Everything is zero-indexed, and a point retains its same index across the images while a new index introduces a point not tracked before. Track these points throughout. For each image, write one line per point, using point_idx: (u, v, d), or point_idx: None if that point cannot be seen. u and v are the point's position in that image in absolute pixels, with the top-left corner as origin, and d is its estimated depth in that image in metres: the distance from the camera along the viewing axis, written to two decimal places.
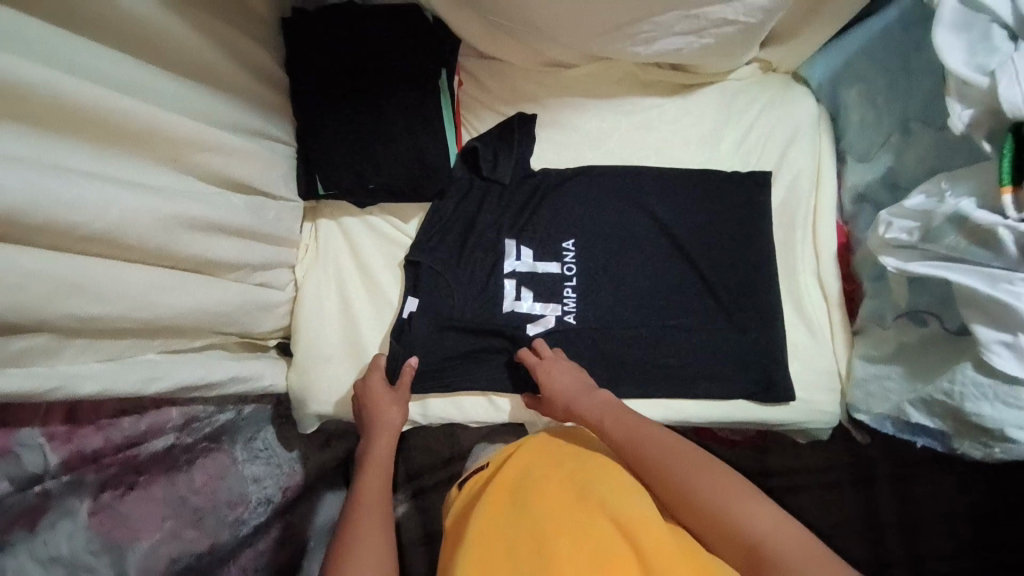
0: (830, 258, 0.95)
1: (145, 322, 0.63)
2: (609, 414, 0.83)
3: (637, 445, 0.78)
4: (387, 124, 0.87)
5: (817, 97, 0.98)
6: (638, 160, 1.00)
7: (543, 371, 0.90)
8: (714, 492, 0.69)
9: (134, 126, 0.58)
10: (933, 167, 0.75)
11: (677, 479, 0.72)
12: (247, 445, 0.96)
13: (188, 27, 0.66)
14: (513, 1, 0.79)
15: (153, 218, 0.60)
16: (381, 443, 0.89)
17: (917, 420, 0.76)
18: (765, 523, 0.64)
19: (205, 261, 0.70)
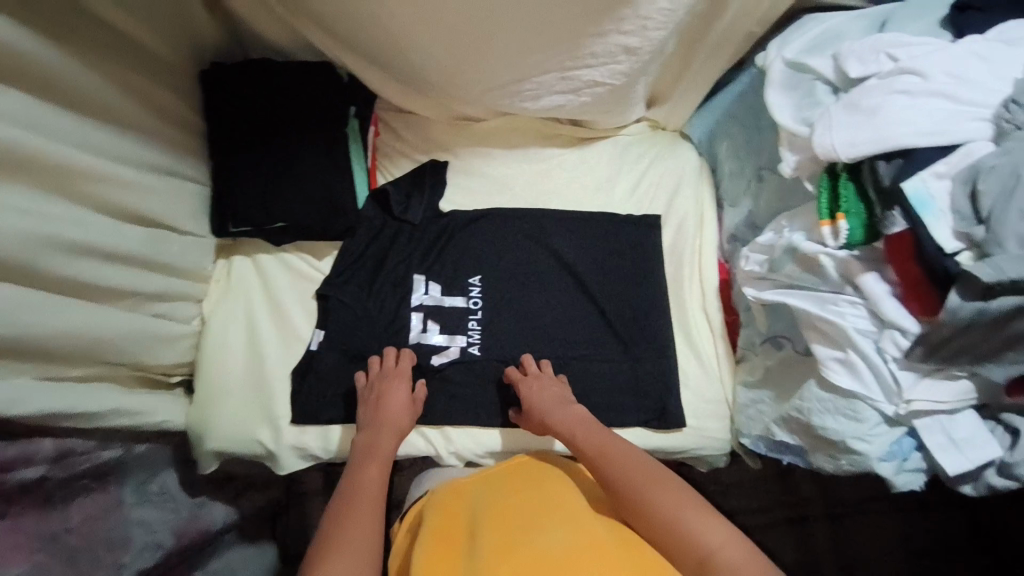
0: (714, 293, 1.03)
1: (15, 337, 0.66)
2: (579, 424, 0.87)
3: (613, 457, 0.80)
4: (296, 167, 0.93)
5: (699, 151, 1.09)
6: (541, 204, 1.08)
7: (528, 384, 0.95)
8: (670, 505, 0.71)
9: (20, 156, 0.62)
10: (775, 207, 0.86)
11: (642, 491, 0.74)
12: (137, 488, 0.98)
13: (95, 73, 0.71)
14: (411, 61, 0.87)
15: (28, 236, 0.64)
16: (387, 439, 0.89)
17: (781, 437, 0.82)
18: (722, 535, 0.67)
19: (83, 285, 0.74)
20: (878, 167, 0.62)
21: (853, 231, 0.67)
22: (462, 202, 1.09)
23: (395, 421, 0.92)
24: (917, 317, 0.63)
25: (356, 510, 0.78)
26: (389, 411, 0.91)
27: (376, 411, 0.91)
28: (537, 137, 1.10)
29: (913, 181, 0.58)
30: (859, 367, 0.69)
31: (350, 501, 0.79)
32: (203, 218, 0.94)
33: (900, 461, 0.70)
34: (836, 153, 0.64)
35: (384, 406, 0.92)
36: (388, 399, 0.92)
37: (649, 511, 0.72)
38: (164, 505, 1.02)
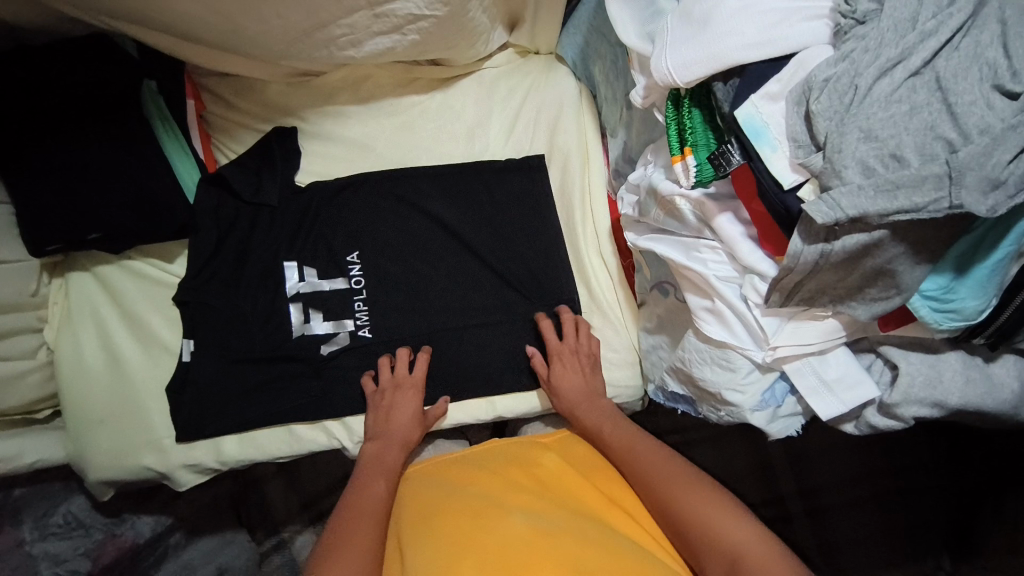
0: (608, 236, 0.94)
1: None
2: (603, 423, 0.87)
3: (639, 456, 0.82)
4: (96, 170, 0.81)
5: (575, 75, 0.97)
6: (410, 161, 0.96)
7: (562, 361, 0.90)
8: (699, 507, 0.72)
9: None
10: (644, 140, 0.76)
11: (666, 495, 0.75)
12: (38, 524, 0.97)
13: None
14: (197, 19, 0.74)
15: None
16: (395, 452, 0.87)
17: (673, 388, 0.77)
18: (751, 535, 0.68)
19: None
20: (717, 90, 0.54)
21: (702, 166, 0.58)
22: (323, 170, 0.96)
23: (402, 433, 0.89)
24: (774, 258, 0.56)
25: (365, 531, 0.76)
26: (403, 423, 0.89)
27: (396, 428, 0.89)
28: (394, 84, 0.96)
29: (746, 107, 0.50)
30: (727, 317, 0.62)
31: (353, 518, 0.78)
32: (7, 241, 0.81)
33: (776, 408, 0.65)
34: (672, 78, 0.55)
35: (397, 422, 0.89)
36: (400, 414, 0.89)
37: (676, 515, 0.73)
38: (74, 534, 0.99)
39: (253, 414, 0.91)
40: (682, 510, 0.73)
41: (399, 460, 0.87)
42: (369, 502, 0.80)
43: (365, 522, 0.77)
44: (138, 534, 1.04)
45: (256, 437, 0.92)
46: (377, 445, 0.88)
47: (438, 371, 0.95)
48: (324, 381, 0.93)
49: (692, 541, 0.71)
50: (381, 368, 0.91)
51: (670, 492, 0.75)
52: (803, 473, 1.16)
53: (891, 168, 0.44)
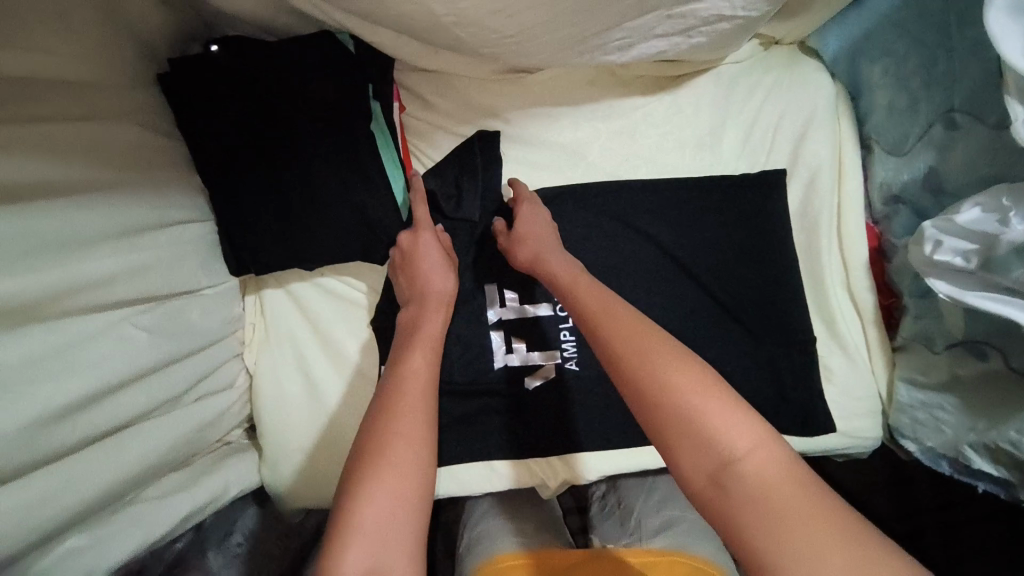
0: (865, 268, 0.81)
1: (80, 512, 0.52)
2: (574, 278, 0.68)
3: (625, 327, 0.58)
4: (319, 191, 0.72)
5: (831, 73, 0.81)
6: (627, 173, 0.83)
7: (526, 208, 0.77)
8: (684, 392, 0.52)
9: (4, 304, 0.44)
10: (988, 173, 0.63)
11: (648, 360, 0.55)
12: (223, 547, 0.87)
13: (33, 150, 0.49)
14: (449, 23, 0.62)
15: (68, 400, 0.48)
16: (428, 339, 0.66)
17: (978, 465, 0.68)
18: (755, 433, 0.50)
19: (136, 413, 0.58)
20: None
21: None
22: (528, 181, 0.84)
23: (435, 283, 0.71)
24: None
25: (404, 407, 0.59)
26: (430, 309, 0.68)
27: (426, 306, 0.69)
28: (613, 83, 0.83)
29: None
30: None
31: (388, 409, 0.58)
32: (214, 265, 0.73)
33: None
34: None
35: (436, 296, 0.69)
36: (434, 283, 0.70)
37: (656, 387, 0.53)
38: (249, 553, 0.90)
39: (456, 449, 0.85)
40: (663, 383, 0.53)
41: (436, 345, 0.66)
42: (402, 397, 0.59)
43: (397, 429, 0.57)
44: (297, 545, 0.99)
45: (454, 471, 0.85)
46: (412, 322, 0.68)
47: None
48: (526, 415, 0.85)
49: (671, 429, 0.52)
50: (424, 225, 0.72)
51: (641, 355, 0.55)
52: None
53: None
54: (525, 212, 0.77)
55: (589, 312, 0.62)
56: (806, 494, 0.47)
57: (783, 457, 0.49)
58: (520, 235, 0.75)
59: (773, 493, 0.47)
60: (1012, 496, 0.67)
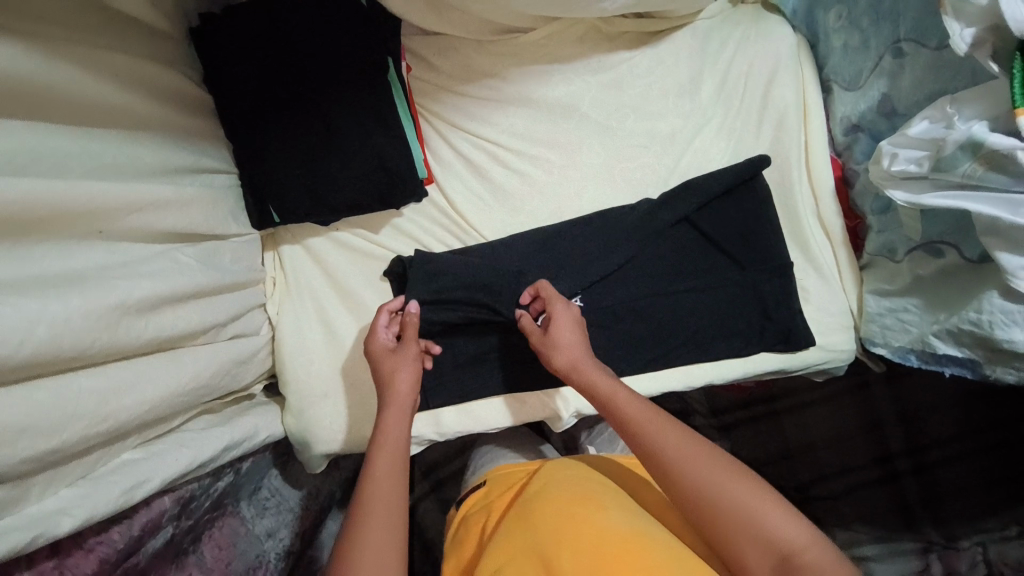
0: (832, 195, 0.90)
1: (144, 420, 0.55)
2: (618, 390, 0.68)
3: (676, 438, 0.62)
4: (342, 139, 0.77)
5: (792, 25, 0.92)
6: (617, 121, 0.91)
7: (562, 314, 0.77)
8: (745, 499, 0.57)
9: (83, 205, 0.48)
10: (934, 90, 0.73)
11: (700, 471, 0.59)
12: (253, 499, 0.89)
13: (100, 74, 0.54)
14: None
15: (136, 305, 0.52)
16: (392, 423, 0.72)
17: (943, 351, 0.75)
18: (807, 531, 0.54)
19: (180, 336, 0.60)
20: None
21: None
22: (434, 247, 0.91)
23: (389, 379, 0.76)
24: None
25: (377, 508, 0.63)
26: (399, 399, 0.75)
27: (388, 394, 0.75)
28: (601, 40, 0.91)
29: None
30: None
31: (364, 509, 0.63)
32: (241, 214, 0.78)
33: None
34: None
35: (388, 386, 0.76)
36: (401, 379, 0.76)
37: (715, 500, 0.57)
38: (278, 508, 0.93)
39: (471, 386, 0.90)
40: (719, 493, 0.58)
41: (403, 431, 0.72)
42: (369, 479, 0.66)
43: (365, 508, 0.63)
44: (316, 508, 1.02)
45: (472, 407, 0.90)
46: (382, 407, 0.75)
47: (651, 340, 0.89)
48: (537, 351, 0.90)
49: (730, 532, 0.56)
50: (375, 332, 0.80)
51: (695, 469, 0.60)
52: (986, 463, 1.13)
53: None
54: (560, 321, 0.76)
55: (634, 426, 0.65)
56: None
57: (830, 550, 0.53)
58: (553, 337, 0.75)
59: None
60: (978, 375, 0.74)
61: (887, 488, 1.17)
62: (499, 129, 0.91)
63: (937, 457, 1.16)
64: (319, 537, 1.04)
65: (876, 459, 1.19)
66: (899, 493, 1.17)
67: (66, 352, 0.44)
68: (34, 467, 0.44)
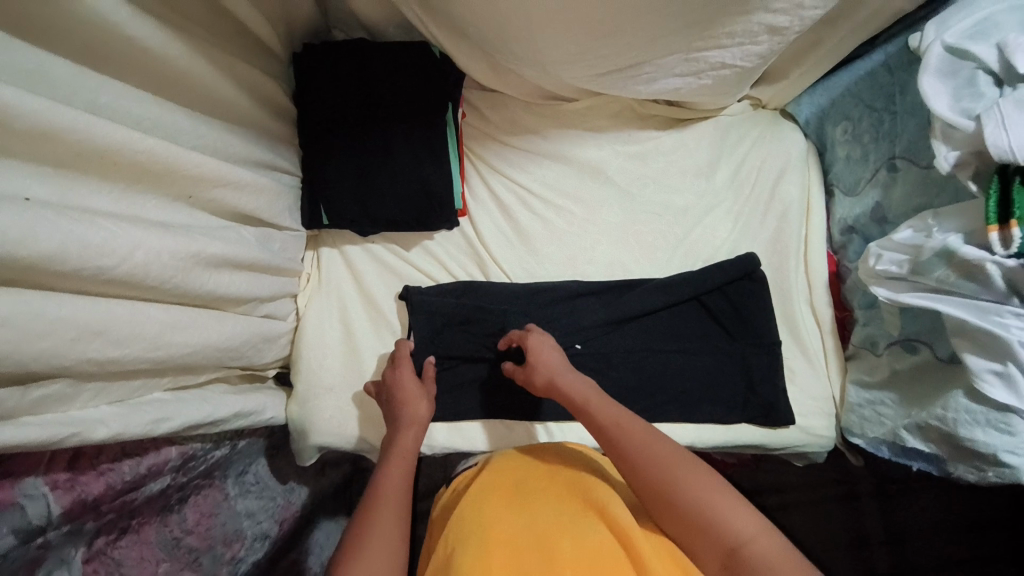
0: (825, 286, 0.98)
1: (178, 364, 0.61)
2: (592, 393, 0.76)
3: (640, 439, 0.70)
4: (396, 160, 0.88)
5: (804, 133, 1.03)
6: (637, 188, 1.02)
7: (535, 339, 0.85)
8: (701, 495, 0.63)
9: (182, 169, 0.58)
10: (920, 204, 0.82)
11: (662, 468, 0.66)
12: (239, 479, 0.92)
13: (216, 69, 0.65)
14: (510, 31, 0.77)
15: (197, 261, 0.59)
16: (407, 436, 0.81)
17: (912, 444, 0.79)
18: (756, 523, 0.60)
19: (221, 298, 0.67)
20: None
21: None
22: (456, 273, 1.00)
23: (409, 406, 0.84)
24: None
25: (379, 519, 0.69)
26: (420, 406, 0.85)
27: (407, 410, 0.83)
28: (634, 119, 1.04)
29: None
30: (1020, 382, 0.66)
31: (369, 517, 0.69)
32: (294, 210, 0.88)
33: None
34: (1014, 155, 0.63)
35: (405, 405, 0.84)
36: (416, 404, 0.84)
37: (675, 495, 0.64)
38: (262, 494, 0.97)
39: (465, 406, 0.95)
40: (678, 488, 0.64)
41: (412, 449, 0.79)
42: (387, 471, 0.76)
43: (385, 492, 0.73)
44: (297, 502, 1.06)
45: (463, 426, 0.95)
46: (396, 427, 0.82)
47: (640, 392, 0.95)
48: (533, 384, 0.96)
49: (688, 526, 0.62)
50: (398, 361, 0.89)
51: (661, 466, 0.66)
52: None
53: None
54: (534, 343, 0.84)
55: (605, 426, 0.72)
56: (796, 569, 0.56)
57: (779, 541, 0.59)
58: (530, 363, 0.82)
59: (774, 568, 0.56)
60: (942, 472, 0.77)
61: None
62: (532, 177, 1.03)
63: None
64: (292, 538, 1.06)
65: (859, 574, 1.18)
66: None
67: (145, 280, 0.53)
68: (84, 370, 0.51)
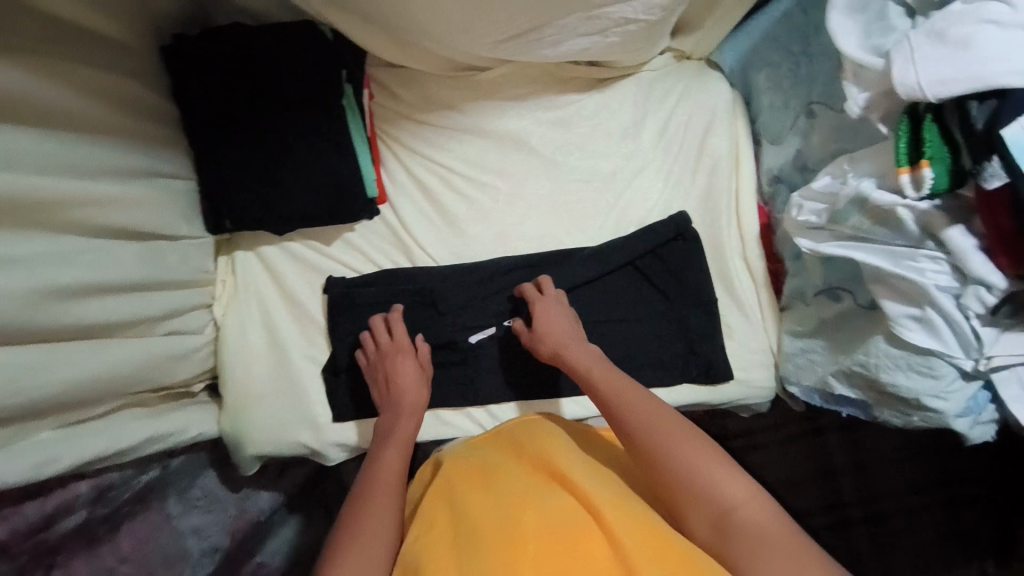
0: (755, 240, 0.96)
1: (49, 398, 0.61)
2: (597, 363, 0.77)
3: (638, 405, 0.70)
4: (294, 154, 0.83)
5: (730, 82, 0.99)
6: (563, 157, 0.99)
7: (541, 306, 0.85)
8: (690, 464, 0.63)
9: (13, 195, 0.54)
10: (836, 150, 0.78)
11: (657, 436, 0.66)
12: (182, 497, 0.95)
13: (49, 81, 0.58)
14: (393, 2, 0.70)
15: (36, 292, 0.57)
16: (404, 425, 0.83)
17: (839, 391, 0.80)
18: (746, 491, 0.61)
19: (97, 325, 0.66)
20: (970, 109, 0.57)
21: (937, 178, 0.60)
22: (382, 264, 0.98)
23: (409, 397, 0.87)
24: (1006, 271, 0.59)
25: (367, 514, 0.70)
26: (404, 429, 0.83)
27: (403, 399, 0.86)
28: (552, 83, 0.99)
29: (1014, 127, 0.53)
30: (938, 326, 0.64)
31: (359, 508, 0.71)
32: (194, 219, 0.83)
33: (977, 415, 0.67)
34: (922, 91, 0.57)
35: (402, 393, 0.87)
36: (404, 383, 0.88)
37: (667, 463, 0.64)
38: (212, 507, 0.99)
39: None
40: (668, 454, 0.65)
41: (409, 440, 0.82)
42: (376, 479, 0.75)
43: (379, 480, 0.75)
44: (254, 510, 1.06)
45: None
46: (393, 419, 0.85)
47: None
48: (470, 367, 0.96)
49: (681, 492, 0.63)
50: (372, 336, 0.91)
51: (653, 435, 0.66)
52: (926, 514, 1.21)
53: None
54: (540, 311, 0.85)
55: (605, 391, 0.73)
56: (787, 535, 0.58)
57: (770, 509, 0.60)
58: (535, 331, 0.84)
59: (764, 537, 0.58)
60: (869, 416, 0.79)
61: (842, 533, 1.22)
62: (454, 156, 0.98)
63: (882, 507, 1.22)
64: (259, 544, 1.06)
65: (826, 505, 1.23)
66: (849, 538, 1.22)
67: None
68: None
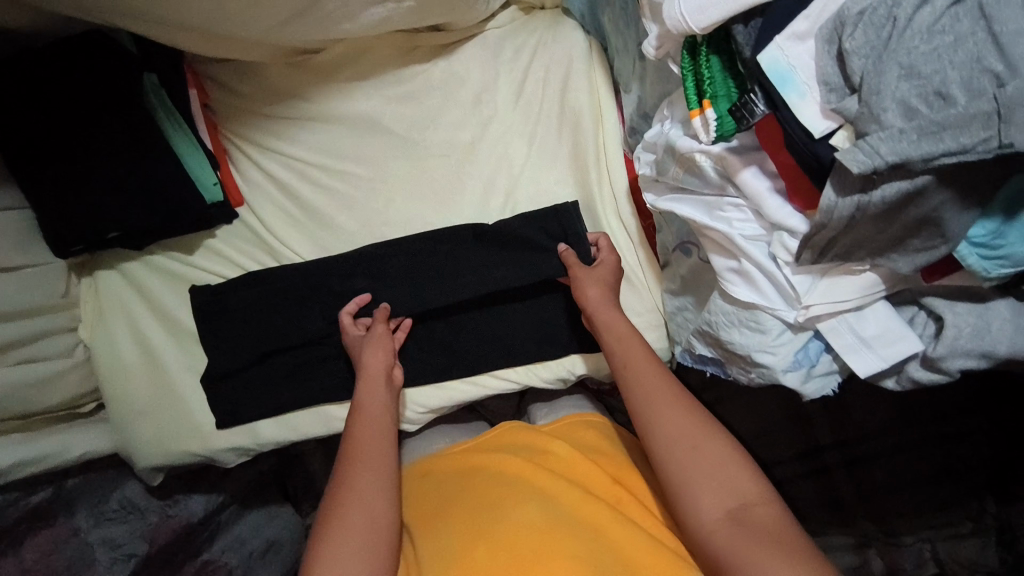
0: (627, 198, 0.88)
1: None
2: (626, 331, 0.76)
3: (670, 393, 0.69)
4: (110, 176, 0.83)
5: (585, 29, 0.93)
6: (417, 132, 0.93)
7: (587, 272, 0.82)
8: (719, 461, 0.63)
9: None
10: (661, 93, 0.73)
11: (690, 432, 0.65)
12: (94, 510, 0.99)
13: None
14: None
15: None
16: (382, 400, 0.82)
17: (701, 351, 0.75)
18: (763, 492, 0.62)
19: None
20: (736, 34, 0.49)
21: (722, 119, 0.54)
22: (247, 267, 0.95)
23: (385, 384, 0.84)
24: (805, 212, 0.53)
25: (360, 501, 0.69)
26: (371, 436, 0.77)
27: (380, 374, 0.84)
28: (395, 54, 0.93)
29: (769, 50, 0.46)
30: (756, 277, 0.59)
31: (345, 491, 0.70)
32: (32, 247, 0.85)
33: (810, 367, 0.61)
34: (686, 23, 0.50)
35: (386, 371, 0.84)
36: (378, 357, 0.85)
37: (689, 454, 0.64)
38: (130, 517, 1.01)
39: (285, 398, 0.92)
40: (695, 448, 0.64)
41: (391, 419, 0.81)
42: (362, 456, 0.74)
43: (369, 462, 0.73)
44: (184, 514, 1.06)
45: (292, 417, 0.93)
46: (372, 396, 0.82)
47: (453, 348, 0.92)
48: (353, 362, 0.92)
49: (696, 478, 0.63)
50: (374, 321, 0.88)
51: (691, 426, 0.66)
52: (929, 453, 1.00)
53: (936, 107, 0.40)
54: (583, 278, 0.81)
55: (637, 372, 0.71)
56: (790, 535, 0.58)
57: (774, 511, 0.60)
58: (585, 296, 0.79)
59: (773, 533, 0.58)
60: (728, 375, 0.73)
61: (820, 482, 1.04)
62: (307, 147, 0.94)
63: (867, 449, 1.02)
64: (204, 545, 1.07)
65: (802, 452, 1.05)
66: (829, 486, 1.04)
67: None
68: None
